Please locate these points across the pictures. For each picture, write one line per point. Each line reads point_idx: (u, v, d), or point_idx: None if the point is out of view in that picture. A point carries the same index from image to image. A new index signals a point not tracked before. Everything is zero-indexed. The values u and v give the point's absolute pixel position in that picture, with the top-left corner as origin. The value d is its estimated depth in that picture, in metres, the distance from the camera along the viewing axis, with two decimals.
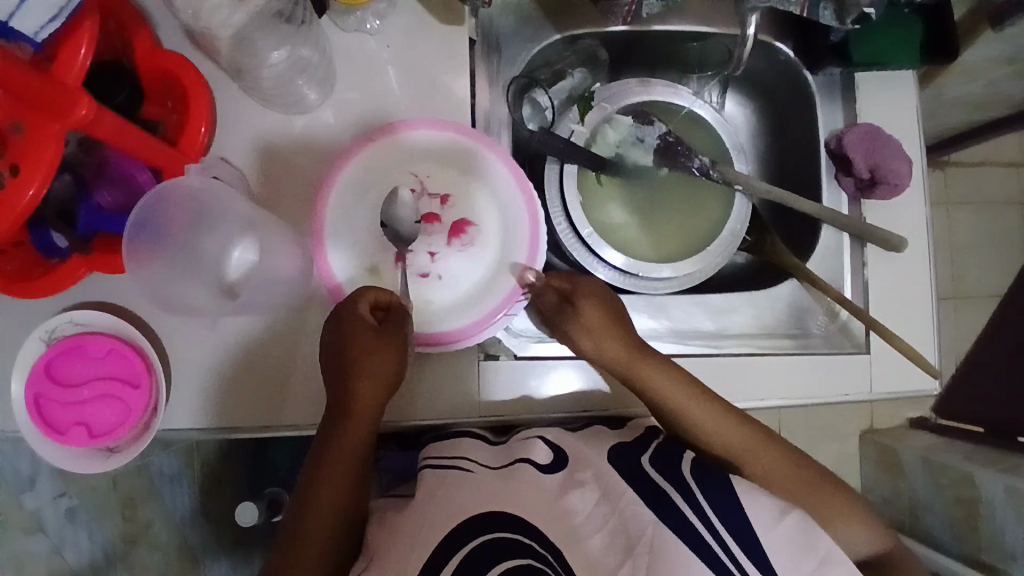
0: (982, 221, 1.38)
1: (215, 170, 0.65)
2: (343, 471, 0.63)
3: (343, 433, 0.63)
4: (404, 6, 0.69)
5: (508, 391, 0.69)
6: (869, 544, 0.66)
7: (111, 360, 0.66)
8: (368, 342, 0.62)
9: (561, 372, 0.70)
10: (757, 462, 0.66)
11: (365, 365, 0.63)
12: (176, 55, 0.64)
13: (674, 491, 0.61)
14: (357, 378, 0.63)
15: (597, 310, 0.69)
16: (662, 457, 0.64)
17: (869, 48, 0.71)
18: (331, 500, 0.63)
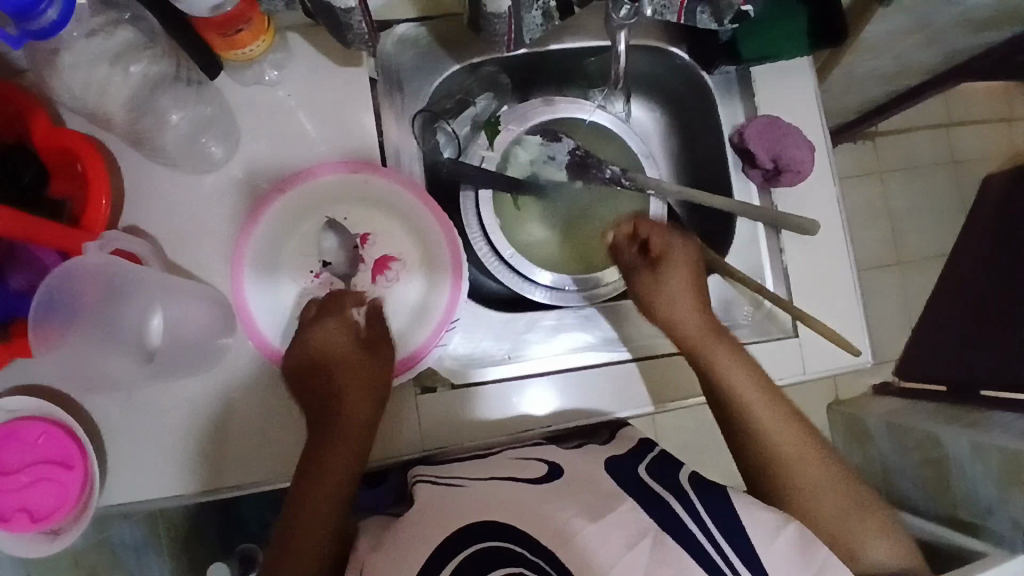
0: (914, 186, 1.41)
1: (117, 242, 0.62)
2: (333, 480, 0.65)
3: (333, 439, 0.65)
4: (300, 51, 0.69)
5: (481, 413, 0.70)
6: (893, 557, 0.63)
7: (44, 442, 0.64)
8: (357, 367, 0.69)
9: (534, 389, 0.70)
10: (793, 455, 0.66)
11: (343, 373, 0.69)
12: (74, 133, 0.65)
13: (670, 496, 0.61)
14: (338, 391, 0.68)
15: (681, 287, 0.73)
16: (659, 470, 0.65)
17: (759, 44, 0.72)
18: (320, 511, 0.64)
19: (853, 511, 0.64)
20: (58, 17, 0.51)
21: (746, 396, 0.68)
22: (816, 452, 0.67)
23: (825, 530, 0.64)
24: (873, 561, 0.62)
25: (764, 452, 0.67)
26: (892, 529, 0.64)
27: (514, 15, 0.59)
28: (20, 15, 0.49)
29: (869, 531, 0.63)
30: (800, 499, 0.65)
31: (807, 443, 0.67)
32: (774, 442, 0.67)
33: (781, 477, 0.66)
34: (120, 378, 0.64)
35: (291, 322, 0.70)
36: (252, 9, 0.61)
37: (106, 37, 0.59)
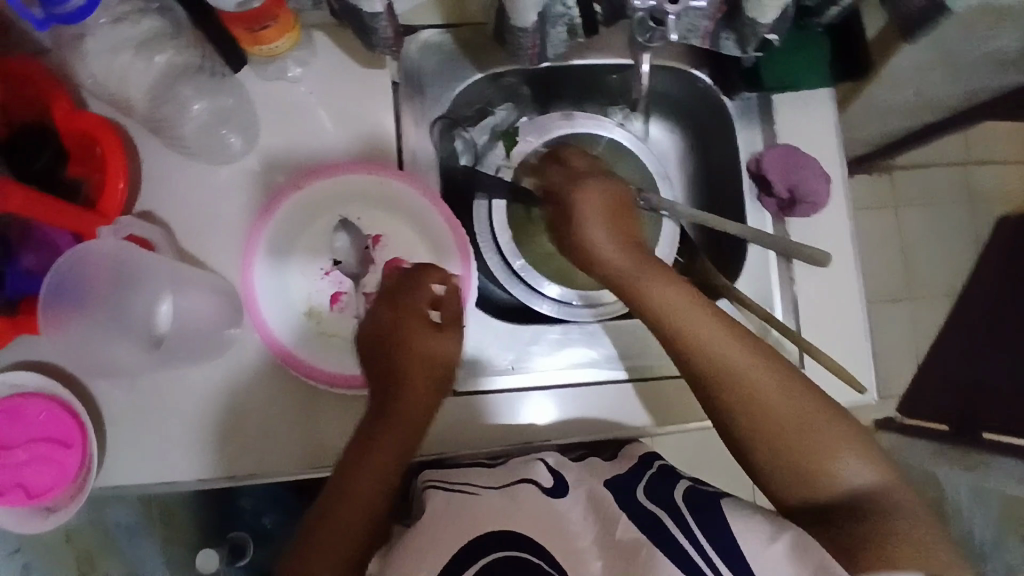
0: (928, 221, 1.40)
1: (132, 229, 0.64)
2: (383, 462, 0.60)
3: (382, 429, 0.61)
4: (325, 50, 0.70)
5: (483, 420, 0.71)
6: (865, 474, 0.57)
7: (45, 420, 0.64)
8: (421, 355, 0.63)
9: (534, 399, 0.71)
10: (742, 391, 0.59)
11: (410, 360, 0.63)
12: (94, 116, 0.65)
13: (666, 518, 0.58)
14: (404, 380, 0.62)
15: (600, 204, 0.66)
16: (654, 486, 0.62)
17: (781, 71, 0.73)
18: (365, 496, 0.59)
19: (817, 428, 0.58)
20: (85, 3, 0.52)
21: (679, 317, 0.61)
22: (768, 371, 0.59)
23: (786, 456, 0.58)
24: (848, 483, 0.57)
25: (710, 377, 0.60)
26: (863, 444, 0.58)
27: (539, 30, 0.60)
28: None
29: (836, 448, 0.57)
30: (757, 427, 0.58)
31: (755, 359, 0.60)
32: (720, 366, 0.59)
33: (733, 403, 0.59)
34: (125, 363, 0.65)
35: (298, 319, 0.69)
36: (279, 6, 0.62)
37: (133, 24, 0.60)
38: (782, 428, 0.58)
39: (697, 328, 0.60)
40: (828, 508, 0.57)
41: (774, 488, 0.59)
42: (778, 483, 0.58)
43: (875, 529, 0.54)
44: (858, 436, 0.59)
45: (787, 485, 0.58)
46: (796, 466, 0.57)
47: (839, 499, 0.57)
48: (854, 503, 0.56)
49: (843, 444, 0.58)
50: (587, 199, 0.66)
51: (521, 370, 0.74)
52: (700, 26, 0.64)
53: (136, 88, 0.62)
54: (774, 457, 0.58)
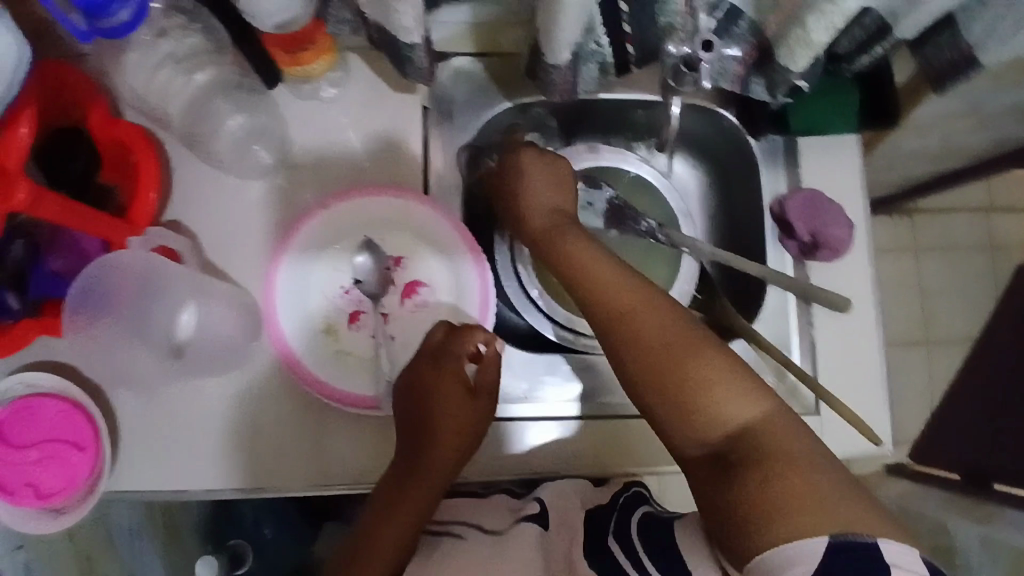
0: (949, 267, 1.39)
1: (163, 241, 0.65)
2: (407, 518, 0.63)
3: (409, 486, 0.63)
4: (360, 74, 0.71)
5: (490, 447, 0.70)
6: (741, 417, 0.50)
7: (60, 420, 0.65)
8: (451, 393, 0.64)
9: (537, 426, 0.70)
10: (624, 329, 0.54)
11: (441, 422, 0.64)
12: (128, 124, 0.66)
13: (632, 568, 0.56)
14: (433, 442, 0.64)
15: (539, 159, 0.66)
16: (622, 529, 0.60)
17: (809, 117, 0.73)
18: (390, 545, 0.63)
19: (707, 366, 0.51)
20: (130, 19, 0.52)
21: (578, 254, 0.60)
22: (660, 310, 0.55)
23: (661, 385, 0.51)
24: (719, 428, 0.50)
25: (600, 313, 0.56)
26: (752, 386, 0.51)
27: (572, 68, 0.60)
28: (92, 12, 0.50)
29: (716, 385, 0.50)
30: (642, 364, 0.52)
31: (646, 296, 0.55)
32: (610, 303, 0.56)
33: (620, 340, 0.54)
34: (144, 371, 0.66)
35: (315, 336, 0.69)
36: (318, 30, 0.63)
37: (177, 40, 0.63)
38: (646, 363, 0.52)
39: (587, 268, 0.59)
40: (727, 460, 0.49)
41: (668, 438, 0.52)
42: (673, 433, 0.52)
43: (753, 477, 0.46)
44: (746, 371, 0.52)
45: (677, 431, 0.51)
46: (683, 408, 0.51)
47: (734, 448, 0.49)
48: (757, 458, 0.47)
49: (726, 382, 0.51)
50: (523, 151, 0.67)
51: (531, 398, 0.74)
52: (730, 70, 0.64)
53: (175, 103, 0.66)
54: (662, 398, 0.51)
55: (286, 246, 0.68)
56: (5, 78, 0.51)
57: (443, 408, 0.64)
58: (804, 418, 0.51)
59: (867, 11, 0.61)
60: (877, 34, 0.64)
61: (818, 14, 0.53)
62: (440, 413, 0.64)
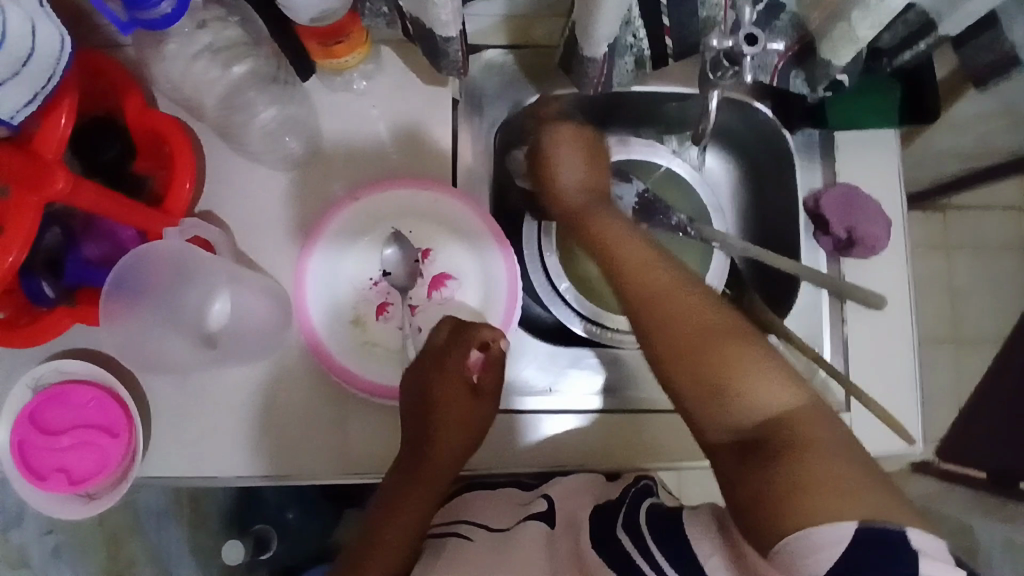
0: (979, 265, 1.36)
1: (196, 231, 0.64)
2: (410, 516, 0.63)
3: (413, 483, 0.64)
4: (391, 66, 0.71)
5: (515, 440, 0.70)
6: (773, 401, 0.48)
7: (94, 407, 0.66)
8: (456, 394, 0.65)
9: (555, 419, 0.70)
10: (655, 308, 0.54)
11: (441, 420, 0.64)
12: (164, 115, 0.66)
13: (637, 553, 0.54)
14: (433, 437, 0.64)
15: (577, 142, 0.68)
16: (631, 517, 0.58)
17: (846, 113, 0.72)
18: (397, 541, 0.62)
19: (740, 352, 0.50)
20: (170, 11, 0.52)
21: (613, 240, 0.61)
22: (694, 296, 0.54)
23: (690, 363, 0.51)
24: (749, 410, 0.49)
25: (631, 295, 0.56)
26: (786, 375, 0.50)
27: (608, 61, 0.59)
28: (134, 4, 0.50)
29: (746, 367, 0.50)
30: (675, 345, 0.52)
31: (679, 283, 0.55)
32: (643, 287, 0.56)
33: (652, 322, 0.54)
34: (178, 359, 0.67)
35: (345, 327, 0.69)
36: (353, 23, 0.63)
37: (213, 31, 0.61)
38: (676, 342, 0.52)
39: (622, 251, 0.60)
40: (755, 445, 0.47)
41: (693, 423, 0.51)
42: (699, 417, 0.50)
43: (783, 462, 0.45)
44: (778, 360, 0.51)
45: (704, 415, 0.50)
46: (712, 391, 0.49)
47: (762, 433, 0.47)
48: (787, 444, 0.46)
49: (756, 365, 0.50)
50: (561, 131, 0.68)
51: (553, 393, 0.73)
52: (769, 63, 0.63)
53: (210, 95, 0.64)
54: (690, 380, 0.50)
55: (317, 236, 0.68)
56: (48, 69, 0.52)
57: (447, 409, 0.65)
58: (837, 412, 0.49)
59: (912, 7, 0.65)
60: (920, 30, 0.66)
61: (865, 7, 0.52)
62: (445, 414, 0.64)
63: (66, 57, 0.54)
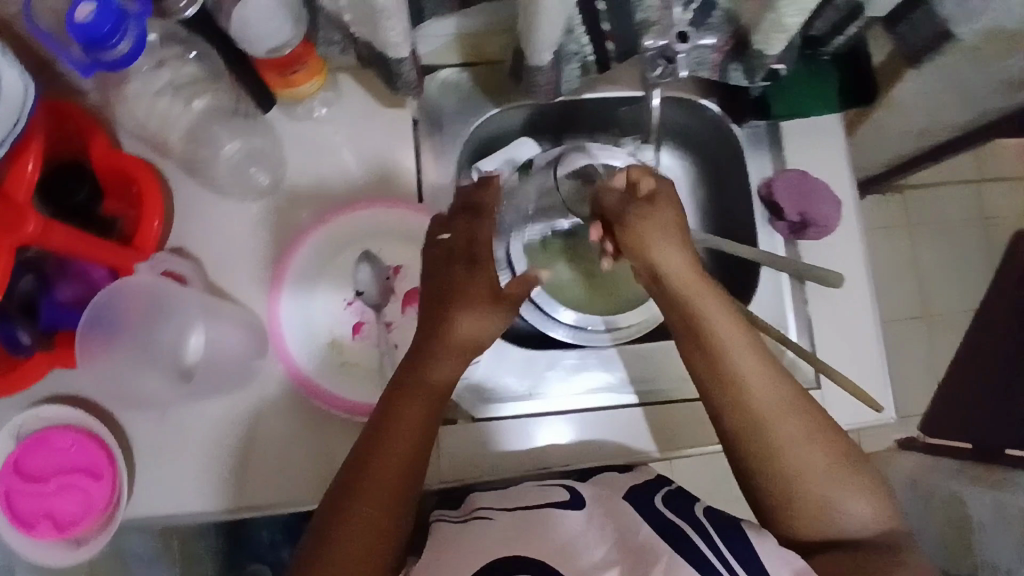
0: (938, 242, 1.42)
1: (167, 265, 0.67)
2: (408, 436, 0.59)
3: (406, 400, 0.60)
4: (350, 92, 0.73)
5: (503, 447, 0.72)
6: (864, 514, 0.56)
7: (76, 451, 0.66)
8: (425, 396, 0.61)
9: (549, 425, 0.73)
10: (771, 427, 0.57)
11: (453, 322, 0.62)
12: (129, 154, 0.68)
13: (690, 530, 0.57)
14: (437, 339, 0.62)
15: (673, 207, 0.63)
16: (675, 504, 0.61)
17: (789, 101, 0.76)
18: (392, 465, 0.57)
19: (838, 468, 0.57)
20: (129, 51, 0.53)
21: (723, 345, 0.59)
22: (799, 409, 0.58)
23: (797, 480, 0.57)
24: (845, 521, 0.56)
25: (737, 412, 0.58)
26: (871, 482, 0.58)
27: (554, 69, 0.62)
28: (92, 46, 0.51)
29: (845, 488, 0.57)
30: (787, 464, 0.57)
31: (786, 396, 0.58)
32: (753, 406, 0.58)
33: (764, 442, 0.57)
34: (155, 395, 0.67)
35: (320, 349, 0.70)
36: (309, 52, 0.65)
37: (173, 69, 0.64)
38: (790, 461, 0.57)
39: (736, 357, 0.59)
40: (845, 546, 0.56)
41: (784, 523, 0.58)
42: (792, 524, 0.57)
43: (881, 565, 0.53)
44: (869, 475, 0.58)
45: (801, 521, 0.57)
46: (812, 502, 0.56)
47: (852, 537, 0.56)
48: (873, 544, 0.56)
49: (854, 484, 0.57)
50: (664, 210, 0.62)
51: (539, 396, 0.76)
52: (708, 59, 0.67)
53: (175, 129, 0.68)
54: (797, 494, 0.57)
55: (283, 264, 0.70)
56: (14, 116, 0.53)
57: (414, 410, 0.60)
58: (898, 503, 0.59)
59: None
60: (852, 11, 0.68)
61: None
62: (421, 378, 0.60)
63: (31, 104, 0.55)
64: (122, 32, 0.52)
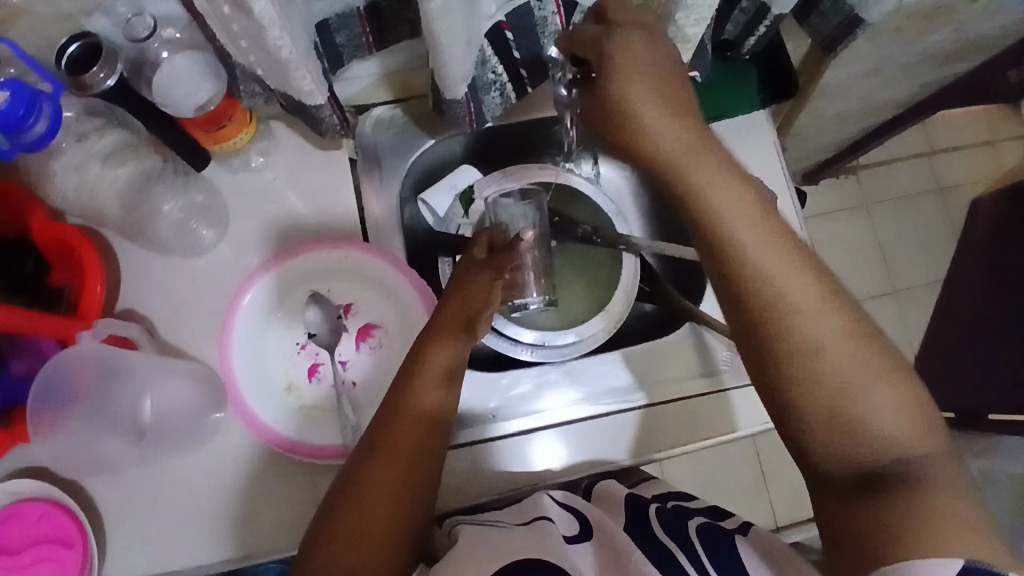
0: (897, 217, 1.45)
1: (111, 330, 0.65)
2: (412, 427, 0.57)
3: (412, 392, 0.59)
4: (286, 139, 0.75)
5: (500, 468, 0.73)
6: (906, 432, 0.47)
7: (45, 522, 0.65)
8: (407, 433, 0.57)
9: (540, 442, 0.74)
10: (793, 320, 0.48)
11: (452, 304, 0.63)
12: (73, 227, 0.68)
13: (677, 549, 0.56)
14: (439, 321, 0.63)
15: (657, 78, 0.50)
16: (668, 520, 0.61)
17: (711, 103, 0.78)
18: (402, 451, 0.56)
19: (873, 372, 0.47)
20: (47, 129, 0.54)
21: (739, 233, 0.49)
22: (829, 304, 0.49)
23: (826, 388, 0.47)
24: (883, 439, 0.47)
25: (754, 310, 0.49)
26: (914, 395, 0.48)
27: (472, 98, 0.64)
28: (7, 130, 0.52)
29: (883, 401, 0.47)
30: (813, 365, 0.48)
31: (812, 290, 0.49)
32: (773, 305, 0.48)
33: (786, 340, 0.48)
34: (111, 458, 0.66)
35: (278, 396, 0.71)
36: (235, 106, 0.66)
37: (100, 137, 0.63)
38: (818, 361, 0.47)
39: (750, 241, 0.49)
40: (878, 474, 0.47)
41: (813, 445, 0.48)
42: (821, 447, 0.48)
43: (909, 502, 0.45)
44: (915, 390, 0.48)
45: (825, 449, 0.48)
46: (841, 423, 0.47)
47: (892, 466, 0.47)
48: (906, 469, 0.46)
49: (895, 394, 0.47)
50: (648, 74, 0.51)
51: (528, 414, 0.76)
52: None
53: (107, 199, 0.66)
54: (822, 413, 0.47)
55: (230, 316, 0.69)
56: None
57: (395, 453, 0.56)
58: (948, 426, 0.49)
59: None
60: (757, 15, 0.70)
61: (685, 7, 0.55)
62: (428, 362, 0.60)
63: None
64: (38, 113, 0.53)
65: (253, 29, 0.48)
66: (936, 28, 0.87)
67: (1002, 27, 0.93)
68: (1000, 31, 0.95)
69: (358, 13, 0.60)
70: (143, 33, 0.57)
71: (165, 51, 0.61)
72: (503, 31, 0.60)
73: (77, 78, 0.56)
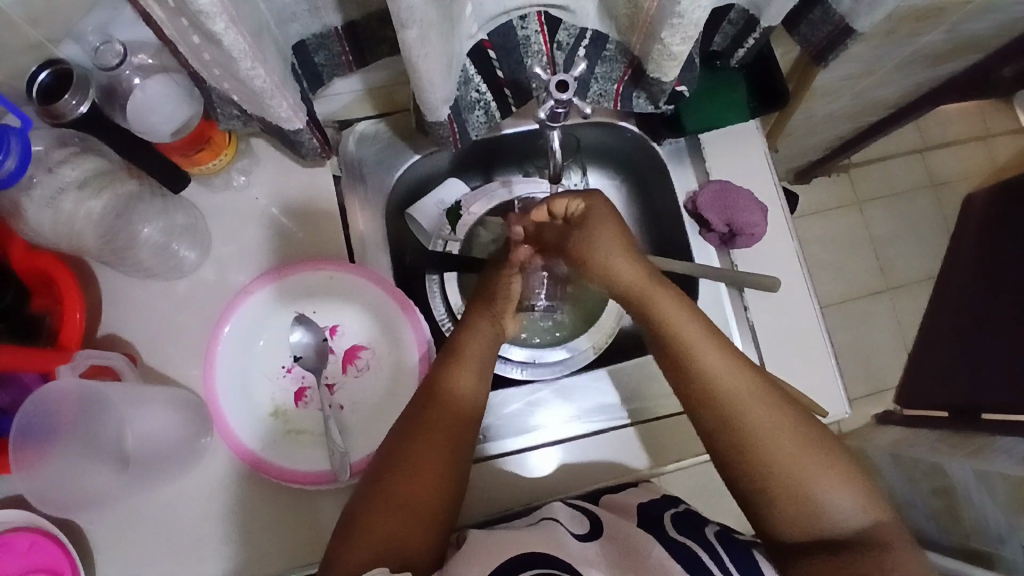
0: (891, 214, 1.44)
1: (91, 360, 0.63)
2: (461, 402, 0.62)
3: (454, 374, 0.64)
4: (267, 157, 0.73)
5: (508, 484, 0.72)
6: (854, 509, 0.54)
7: (34, 555, 0.62)
8: (444, 419, 0.61)
9: (539, 452, 0.73)
10: (737, 413, 0.56)
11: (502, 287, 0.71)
12: (50, 252, 0.66)
13: (698, 548, 0.57)
14: (472, 314, 0.70)
15: (608, 234, 0.61)
16: (684, 518, 0.62)
17: (699, 116, 0.76)
18: (446, 421, 0.61)
19: (816, 460, 0.55)
20: (17, 166, 0.52)
21: (691, 345, 0.58)
22: (770, 400, 0.57)
23: (772, 471, 0.54)
24: (836, 518, 0.53)
25: (709, 412, 0.57)
26: (855, 474, 0.55)
27: (455, 119, 0.63)
28: None
29: (830, 486, 0.54)
30: (760, 454, 0.55)
31: (760, 393, 0.57)
32: (724, 399, 0.57)
33: (739, 433, 0.56)
34: (95, 492, 0.62)
35: (263, 420, 0.70)
36: (212, 128, 0.65)
37: (74, 166, 0.61)
38: (767, 447, 0.55)
39: (697, 351, 0.58)
40: (834, 546, 0.53)
41: (771, 523, 0.55)
42: (777, 523, 0.54)
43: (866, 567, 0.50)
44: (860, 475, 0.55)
45: (788, 524, 0.54)
46: (797, 500, 0.54)
47: (843, 539, 0.53)
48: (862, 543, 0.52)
49: (839, 476, 0.54)
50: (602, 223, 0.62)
51: (530, 429, 0.75)
52: (609, 90, 0.67)
53: (85, 230, 0.61)
54: (784, 488, 0.54)
55: (213, 341, 0.68)
56: None
57: (436, 434, 0.60)
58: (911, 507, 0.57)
59: (732, 6, 0.65)
60: (746, 27, 0.68)
61: (668, 26, 0.52)
62: (469, 348, 0.66)
63: None
64: (7, 150, 0.51)
65: (224, 58, 0.47)
66: (931, 31, 0.86)
67: (999, 25, 0.91)
68: (995, 31, 0.93)
69: (336, 33, 0.59)
70: (112, 61, 0.57)
71: (137, 77, 0.61)
72: (485, 50, 0.59)
73: (49, 106, 0.57)
